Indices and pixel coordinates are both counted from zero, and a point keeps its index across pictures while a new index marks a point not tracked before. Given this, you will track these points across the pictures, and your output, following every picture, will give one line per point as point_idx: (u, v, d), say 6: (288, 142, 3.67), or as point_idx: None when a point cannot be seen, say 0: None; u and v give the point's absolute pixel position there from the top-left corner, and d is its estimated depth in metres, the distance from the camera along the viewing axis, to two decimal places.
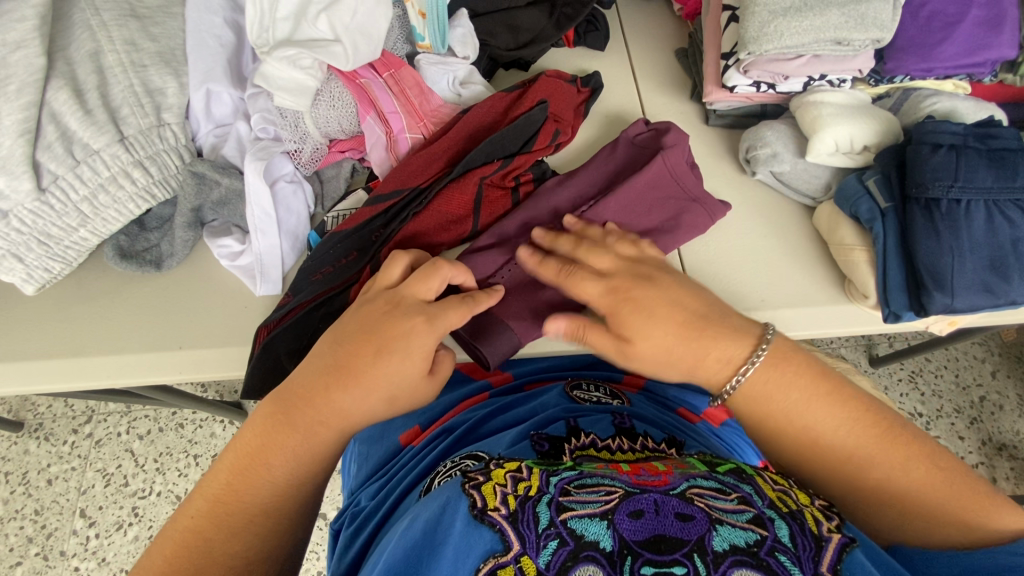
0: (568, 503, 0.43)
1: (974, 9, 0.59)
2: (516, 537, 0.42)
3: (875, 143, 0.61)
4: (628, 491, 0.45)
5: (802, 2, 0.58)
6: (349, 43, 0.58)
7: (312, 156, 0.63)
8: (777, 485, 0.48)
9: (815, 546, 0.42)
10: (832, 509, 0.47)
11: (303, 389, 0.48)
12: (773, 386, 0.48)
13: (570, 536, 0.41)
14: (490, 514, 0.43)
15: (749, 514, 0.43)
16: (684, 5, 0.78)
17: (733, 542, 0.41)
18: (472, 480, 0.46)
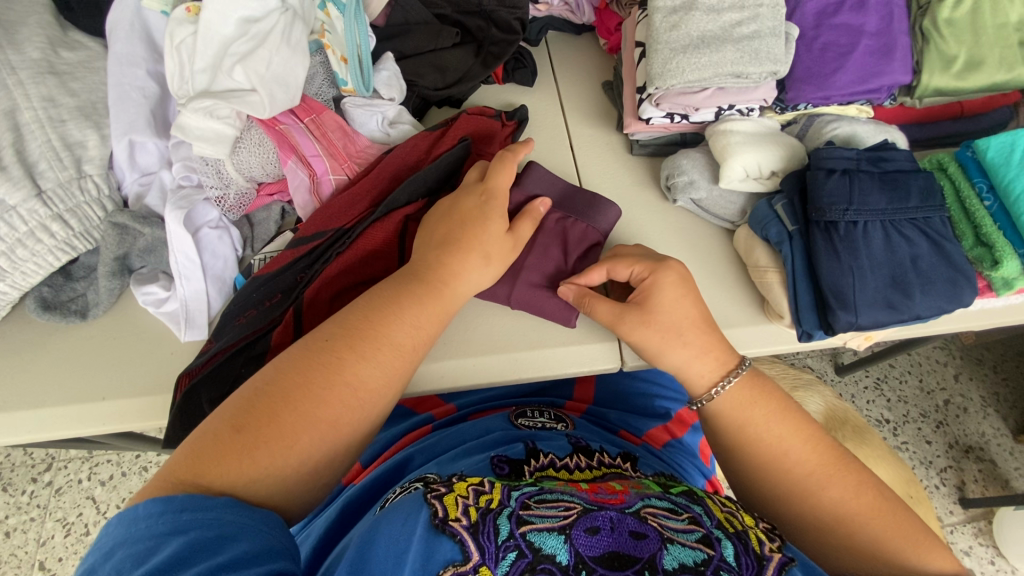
0: (528, 516, 0.47)
1: (864, 39, 0.62)
2: (476, 547, 0.45)
3: (779, 168, 0.64)
4: (587, 508, 0.49)
5: (700, 38, 0.61)
6: (267, 93, 0.60)
7: (239, 201, 0.65)
8: (725, 507, 0.53)
9: (757, 564, 0.46)
10: (775, 530, 0.52)
11: (376, 320, 0.52)
12: (743, 401, 0.55)
13: (529, 547, 0.45)
14: (451, 524, 0.47)
15: (698, 534, 0.48)
16: (610, 41, 0.82)
17: (682, 561, 0.45)
18: (434, 491, 0.50)
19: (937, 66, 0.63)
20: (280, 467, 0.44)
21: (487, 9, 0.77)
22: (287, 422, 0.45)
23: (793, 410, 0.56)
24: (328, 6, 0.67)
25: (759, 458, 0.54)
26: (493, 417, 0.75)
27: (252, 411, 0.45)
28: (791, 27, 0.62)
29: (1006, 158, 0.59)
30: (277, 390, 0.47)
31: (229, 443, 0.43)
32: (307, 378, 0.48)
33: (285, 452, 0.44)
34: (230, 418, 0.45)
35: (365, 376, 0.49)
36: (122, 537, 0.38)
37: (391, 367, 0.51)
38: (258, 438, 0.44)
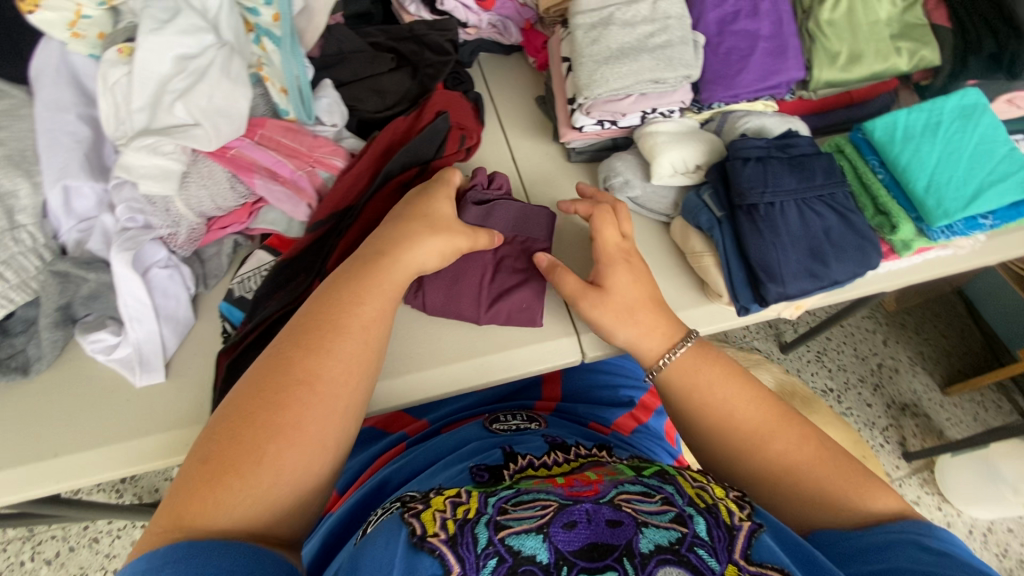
0: (505, 521, 0.49)
1: (761, 42, 0.70)
2: (456, 560, 0.46)
3: (704, 162, 0.70)
4: (563, 503, 0.51)
5: (619, 50, 0.66)
6: (211, 125, 0.60)
7: (189, 237, 0.64)
8: (696, 483, 0.56)
9: (729, 535, 0.49)
10: (745, 497, 0.55)
11: (321, 315, 0.53)
12: (692, 366, 0.61)
13: (508, 552, 0.47)
14: (429, 540, 0.48)
15: (671, 514, 0.50)
16: (537, 59, 0.88)
17: (657, 542, 0.47)
18: (411, 510, 0.51)
19: (824, 61, 0.72)
20: (264, 479, 0.44)
21: (419, 33, 0.81)
22: (256, 442, 0.45)
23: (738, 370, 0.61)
24: (263, 41, 0.68)
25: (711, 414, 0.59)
26: (466, 427, 0.76)
27: (217, 441, 0.46)
28: (698, 35, 0.68)
29: (890, 135, 0.67)
30: (240, 412, 0.47)
31: (201, 475, 0.44)
32: (259, 397, 0.48)
33: (271, 456, 0.45)
34: (199, 454, 0.45)
35: (322, 369, 0.50)
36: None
37: (349, 355, 0.52)
38: (226, 466, 0.44)
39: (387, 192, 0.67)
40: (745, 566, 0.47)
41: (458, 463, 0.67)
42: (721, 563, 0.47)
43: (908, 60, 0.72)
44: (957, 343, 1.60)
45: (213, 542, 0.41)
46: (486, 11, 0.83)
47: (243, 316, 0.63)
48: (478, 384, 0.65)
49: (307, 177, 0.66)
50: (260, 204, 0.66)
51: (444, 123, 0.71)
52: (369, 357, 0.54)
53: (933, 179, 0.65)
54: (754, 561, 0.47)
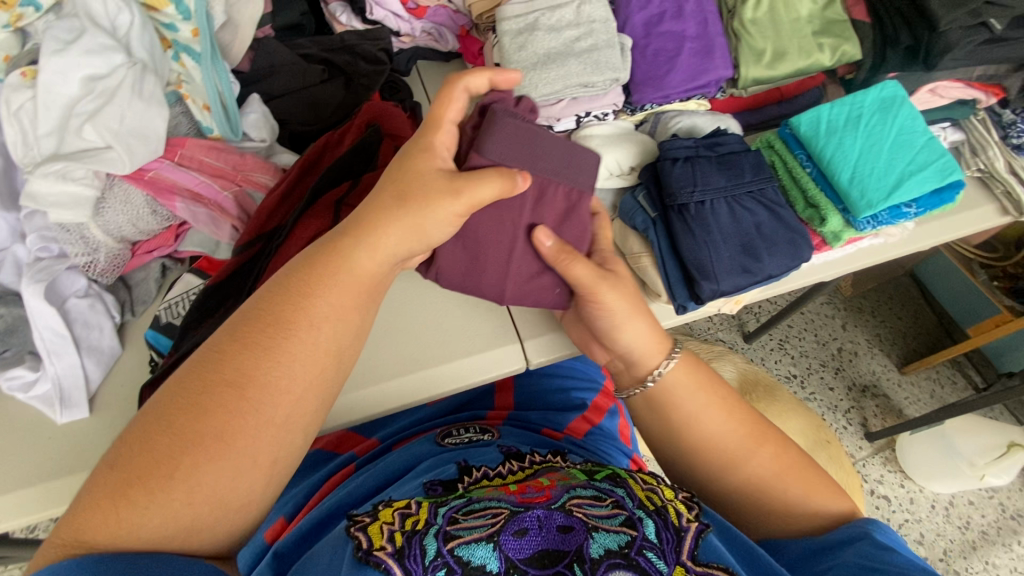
0: (456, 531, 0.49)
1: (687, 42, 0.71)
2: (402, 572, 0.46)
3: (637, 163, 0.70)
4: (514, 510, 0.51)
5: (546, 55, 0.66)
6: (124, 148, 0.57)
7: (111, 263, 0.62)
8: (646, 485, 0.56)
9: (677, 538, 0.50)
10: (695, 497, 0.56)
11: (266, 304, 0.45)
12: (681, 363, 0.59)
13: (457, 562, 0.46)
14: (375, 554, 0.46)
15: (621, 517, 0.50)
16: (477, 65, 0.87)
17: (607, 547, 0.48)
18: (359, 523, 0.51)
19: (750, 59, 0.73)
20: (174, 499, 0.39)
21: (351, 44, 0.81)
22: (175, 458, 0.40)
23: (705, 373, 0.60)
24: (181, 57, 0.66)
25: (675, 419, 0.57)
26: (418, 442, 0.75)
27: (131, 445, 0.40)
28: (624, 38, 0.69)
29: (816, 130, 0.69)
30: (160, 416, 0.41)
31: (109, 485, 0.39)
32: (184, 401, 0.41)
33: (199, 474, 0.40)
34: (111, 459, 0.40)
35: (262, 375, 0.42)
36: None
37: (297, 358, 0.44)
38: (136, 477, 0.39)
39: (320, 207, 0.67)
40: (692, 567, 0.48)
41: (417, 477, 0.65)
42: (668, 565, 0.48)
43: (830, 55, 0.73)
44: (912, 324, 1.65)
45: (121, 562, 0.37)
46: (418, 18, 0.83)
47: (170, 344, 0.60)
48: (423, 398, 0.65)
49: (231, 199, 0.64)
50: (186, 227, 0.65)
51: (371, 135, 0.73)
52: (327, 362, 0.46)
53: (856, 172, 0.66)
54: (701, 562, 0.48)
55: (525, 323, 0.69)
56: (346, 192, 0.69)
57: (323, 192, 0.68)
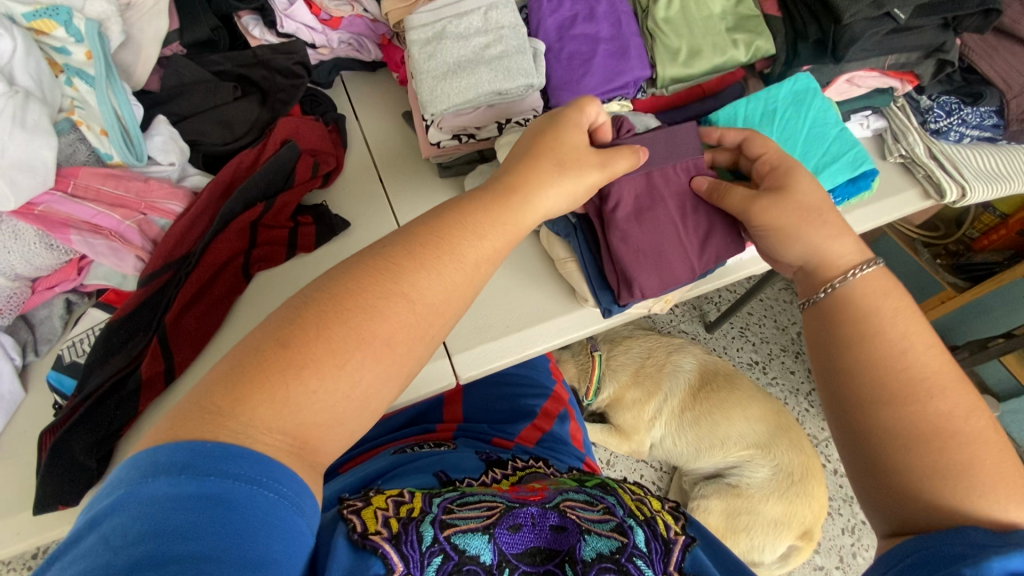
0: (452, 519, 0.49)
1: (602, 44, 0.70)
2: (400, 558, 0.43)
3: None
4: (509, 506, 0.54)
5: (455, 64, 0.65)
6: (6, 181, 0.54)
7: (8, 302, 0.59)
8: (636, 496, 0.61)
9: (665, 547, 0.52)
10: (679, 508, 0.60)
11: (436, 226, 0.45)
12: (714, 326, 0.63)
13: (454, 549, 0.47)
14: (371, 537, 0.43)
15: (611, 523, 0.53)
16: (400, 74, 0.84)
17: (599, 550, 0.50)
18: (351, 506, 0.48)
19: (666, 58, 0.73)
20: (337, 390, 0.37)
21: (264, 58, 0.78)
22: (343, 350, 0.38)
23: (867, 349, 0.46)
24: (74, 81, 0.63)
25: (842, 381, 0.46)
26: (375, 458, 0.73)
27: (299, 325, 0.38)
28: (536, 43, 0.68)
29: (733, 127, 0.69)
30: (305, 307, 0.39)
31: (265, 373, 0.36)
32: (366, 293, 0.40)
33: (357, 383, 0.38)
34: (271, 335, 0.37)
35: (426, 288, 0.42)
36: (140, 480, 0.31)
37: (454, 282, 0.43)
38: (295, 365, 0.36)
39: (232, 233, 0.65)
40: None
41: (426, 475, 0.65)
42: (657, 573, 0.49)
43: (745, 51, 0.74)
44: None
45: (252, 462, 0.33)
46: (332, 29, 0.81)
47: (74, 383, 0.58)
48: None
49: (134, 229, 0.61)
50: (89, 259, 0.61)
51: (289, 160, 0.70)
52: (469, 294, 0.45)
53: None
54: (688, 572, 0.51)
55: (458, 337, 0.66)
56: (259, 216, 0.67)
57: (233, 216, 0.66)
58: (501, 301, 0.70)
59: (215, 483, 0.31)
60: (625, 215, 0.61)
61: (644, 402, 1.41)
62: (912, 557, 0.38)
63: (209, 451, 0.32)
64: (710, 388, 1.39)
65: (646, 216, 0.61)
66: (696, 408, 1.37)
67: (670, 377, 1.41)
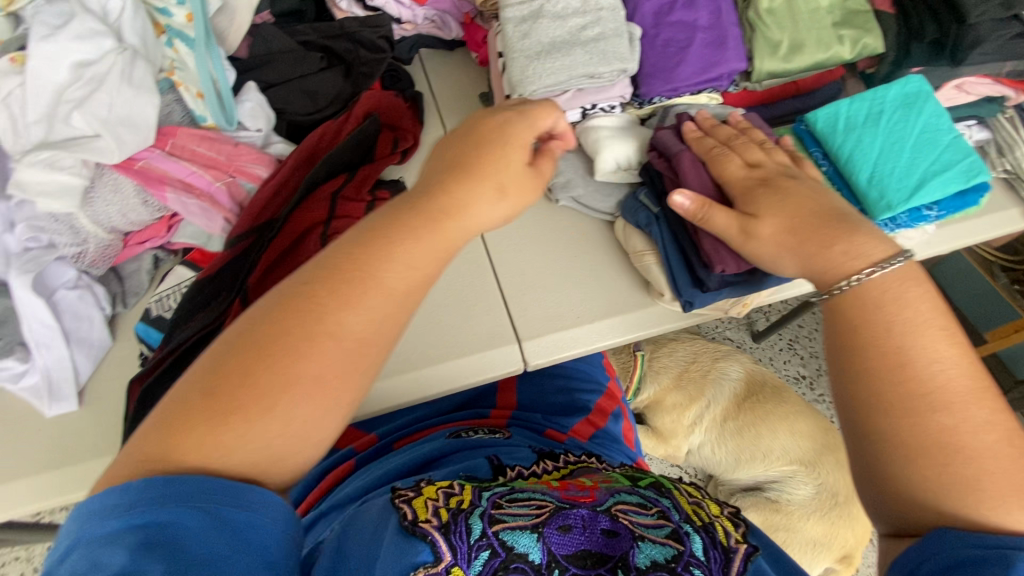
0: (500, 515, 0.47)
1: (699, 33, 0.67)
2: (448, 547, 0.44)
3: (645, 159, 0.68)
4: (558, 506, 0.49)
5: (550, 44, 0.64)
6: (113, 136, 0.56)
7: (102, 253, 0.60)
8: (691, 498, 0.55)
9: (725, 557, 0.47)
10: (740, 515, 0.54)
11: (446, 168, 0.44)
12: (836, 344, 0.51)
13: (502, 546, 0.45)
14: (421, 525, 0.45)
15: (667, 529, 0.49)
16: (480, 54, 0.83)
17: (654, 558, 0.46)
18: (403, 496, 0.49)
19: (765, 51, 0.70)
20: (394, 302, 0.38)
21: (351, 31, 0.78)
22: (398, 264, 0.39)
23: None
24: (175, 43, 0.64)
25: (865, 396, 0.40)
26: (429, 439, 0.73)
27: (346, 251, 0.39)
28: (633, 27, 0.66)
29: (833, 126, 0.65)
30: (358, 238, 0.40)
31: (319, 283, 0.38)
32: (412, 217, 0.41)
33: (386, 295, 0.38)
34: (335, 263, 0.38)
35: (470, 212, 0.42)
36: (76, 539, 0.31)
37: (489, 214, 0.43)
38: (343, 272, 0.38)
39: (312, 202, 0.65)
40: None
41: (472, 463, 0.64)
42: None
43: (851, 47, 0.70)
44: None
45: (217, 484, 0.33)
46: (420, 5, 0.80)
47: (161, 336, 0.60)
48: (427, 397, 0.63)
49: (224, 191, 0.63)
50: (180, 218, 0.63)
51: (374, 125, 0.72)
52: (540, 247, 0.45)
53: (876, 171, 0.63)
54: None
55: (528, 324, 0.66)
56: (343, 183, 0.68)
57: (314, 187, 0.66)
58: (559, 296, 0.68)
59: (159, 513, 0.31)
60: (699, 187, 0.60)
61: (685, 406, 1.38)
62: (930, 562, 0.35)
63: (162, 484, 0.32)
64: (756, 399, 1.35)
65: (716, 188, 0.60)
66: (740, 418, 1.33)
67: (714, 385, 1.38)
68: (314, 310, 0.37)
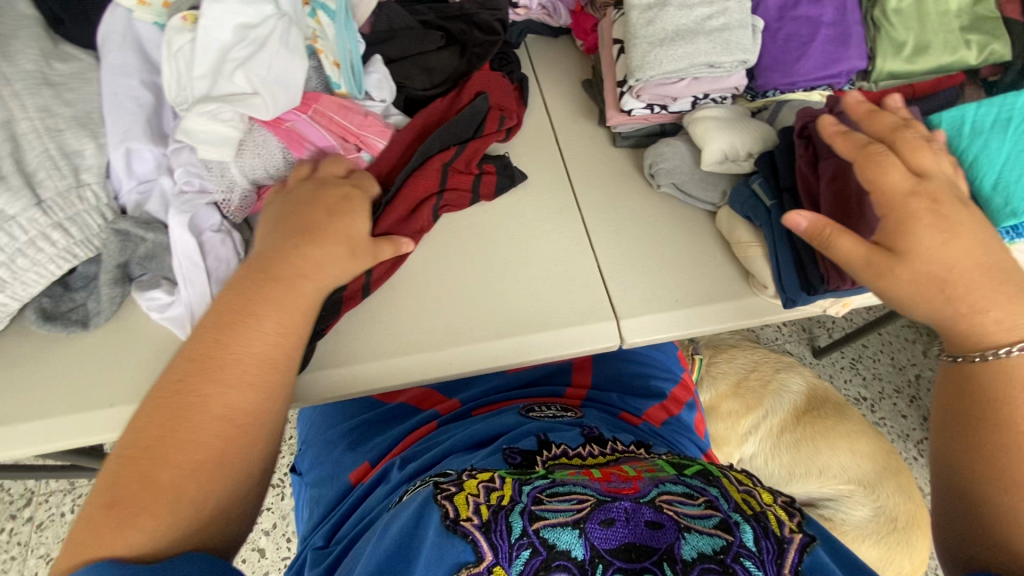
0: (541, 512, 0.47)
1: (823, 29, 0.68)
2: (489, 547, 0.46)
3: (753, 150, 0.68)
4: (600, 499, 0.48)
5: (674, 32, 0.66)
6: (267, 95, 0.60)
7: (242, 204, 0.65)
8: (742, 487, 0.54)
9: (778, 548, 0.46)
10: (795, 505, 0.53)
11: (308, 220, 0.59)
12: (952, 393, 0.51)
13: (542, 544, 0.45)
14: (462, 525, 0.48)
15: (715, 519, 0.46)
16: (587, 41, 0.86)
17: (700, 550, 0.44)
18: (445, 492, 0.53)
19: (889, 50, 0.70)
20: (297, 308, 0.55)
21: (470, 13, 0.81)
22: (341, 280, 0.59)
23: None
24: (318, 14, 0.68)
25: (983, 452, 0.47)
26: (502, 412, 0.75)
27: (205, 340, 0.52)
28: (758, 20, 0.67)
29: (958, 130, 0.64)
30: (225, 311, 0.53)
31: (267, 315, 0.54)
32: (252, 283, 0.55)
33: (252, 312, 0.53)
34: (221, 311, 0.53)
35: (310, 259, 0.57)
36: None
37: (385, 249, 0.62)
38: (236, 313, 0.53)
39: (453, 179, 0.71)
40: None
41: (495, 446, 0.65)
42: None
43: (977, 53, 0.70)
44: None
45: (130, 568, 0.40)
46: None
47: None
48: (507, 364, 0.65)
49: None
50: None
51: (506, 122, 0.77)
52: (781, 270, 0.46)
53: (1002, 178, 0.62)
54: None
55: (626, 303, 0.68)
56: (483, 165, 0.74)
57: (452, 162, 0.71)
58: (657, 279, 0.69)
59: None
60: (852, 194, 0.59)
61: (741, 415, 1.30)
62: None
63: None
64: (816, 414, 1.29)
65: None
66: (799, 431, 1.26)
67: (775, 395, 1.31)
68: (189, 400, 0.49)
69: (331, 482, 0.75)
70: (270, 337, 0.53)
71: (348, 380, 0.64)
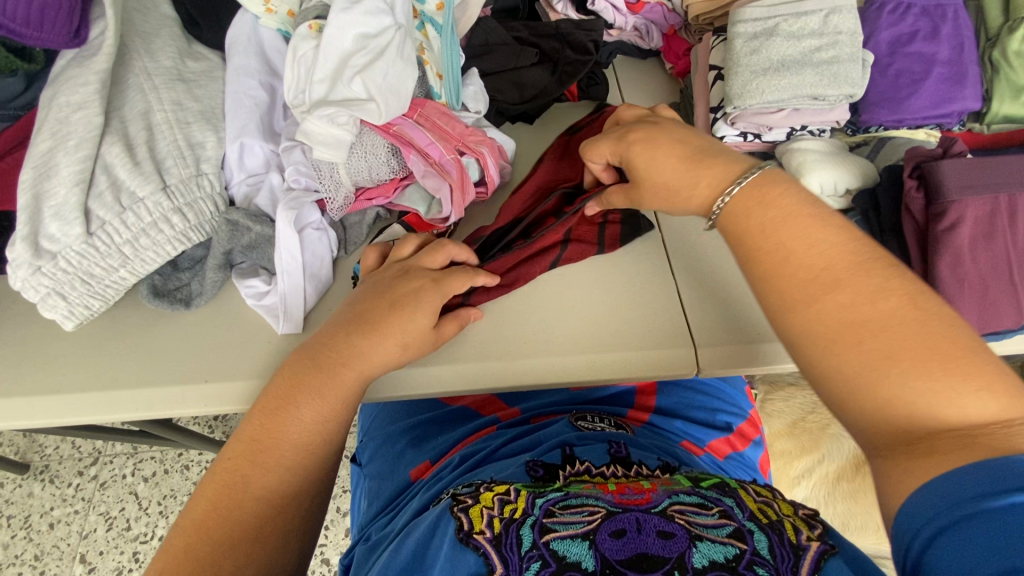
0: (553, 524, 0.50)
1: (937, 67, 0.66)
2: (501, 560, 0.48)
3: (857, 185, 0.65)
4: (611, 511, 0.51)
5: (780, 62, 0.65)
6: (382, 101, 0.64)
7: (342, 204, 0.68)
8: (759, 498, 0.54)
9: (793, 555, 0.46)
10: (817, 517, 0.52)
11: (327, 342, 0.59)
12: (745, 210, 0.53)
13: (552, 556, 0.47)
14: (475, 537, 0.50)
15: (729, 529, 0.48)
16: (677, 65, 0.86)
17: (712, 558, 0.46)
18: (462, 504, 0.55)
19: (1007, 94, 0.66)
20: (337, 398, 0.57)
21: (564, 32, 0.82)
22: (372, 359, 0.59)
23: None
24: (426, 28, 0.71)
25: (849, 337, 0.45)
26: (554, 422, 0.75)
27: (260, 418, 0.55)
28: (868, 54, 0.65)
29: None
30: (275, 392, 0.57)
31: (288, 389, 0.57)
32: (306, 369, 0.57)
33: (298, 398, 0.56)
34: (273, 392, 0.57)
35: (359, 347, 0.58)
36: None
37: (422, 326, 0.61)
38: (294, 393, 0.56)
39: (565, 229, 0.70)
40: None
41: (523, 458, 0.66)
42: None
43: None
44: None
45: None
46: (634, 13, 0.85)
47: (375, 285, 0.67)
48: (567, 382, 0.65)
49: (454, 161, 0.68)
50: (408, 181, 0.70)
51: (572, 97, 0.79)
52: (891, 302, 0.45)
53: None
54: None
55: (705, 331, 0.67)
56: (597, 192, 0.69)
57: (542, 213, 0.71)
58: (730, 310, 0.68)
59: None
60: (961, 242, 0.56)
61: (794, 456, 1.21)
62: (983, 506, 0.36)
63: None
64: None
65: (983, 244, 0.57)
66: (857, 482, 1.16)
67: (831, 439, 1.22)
68: (233, 487, 0.52)
69: (390, 477, 0.77)
70: (308, 425, 0.55)
71: (423, 379, 0.65)
